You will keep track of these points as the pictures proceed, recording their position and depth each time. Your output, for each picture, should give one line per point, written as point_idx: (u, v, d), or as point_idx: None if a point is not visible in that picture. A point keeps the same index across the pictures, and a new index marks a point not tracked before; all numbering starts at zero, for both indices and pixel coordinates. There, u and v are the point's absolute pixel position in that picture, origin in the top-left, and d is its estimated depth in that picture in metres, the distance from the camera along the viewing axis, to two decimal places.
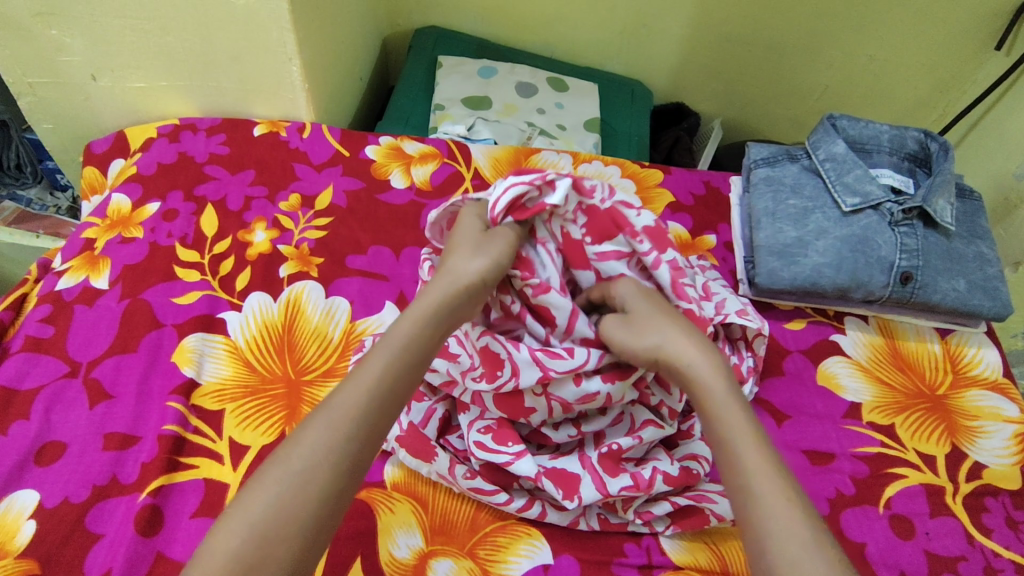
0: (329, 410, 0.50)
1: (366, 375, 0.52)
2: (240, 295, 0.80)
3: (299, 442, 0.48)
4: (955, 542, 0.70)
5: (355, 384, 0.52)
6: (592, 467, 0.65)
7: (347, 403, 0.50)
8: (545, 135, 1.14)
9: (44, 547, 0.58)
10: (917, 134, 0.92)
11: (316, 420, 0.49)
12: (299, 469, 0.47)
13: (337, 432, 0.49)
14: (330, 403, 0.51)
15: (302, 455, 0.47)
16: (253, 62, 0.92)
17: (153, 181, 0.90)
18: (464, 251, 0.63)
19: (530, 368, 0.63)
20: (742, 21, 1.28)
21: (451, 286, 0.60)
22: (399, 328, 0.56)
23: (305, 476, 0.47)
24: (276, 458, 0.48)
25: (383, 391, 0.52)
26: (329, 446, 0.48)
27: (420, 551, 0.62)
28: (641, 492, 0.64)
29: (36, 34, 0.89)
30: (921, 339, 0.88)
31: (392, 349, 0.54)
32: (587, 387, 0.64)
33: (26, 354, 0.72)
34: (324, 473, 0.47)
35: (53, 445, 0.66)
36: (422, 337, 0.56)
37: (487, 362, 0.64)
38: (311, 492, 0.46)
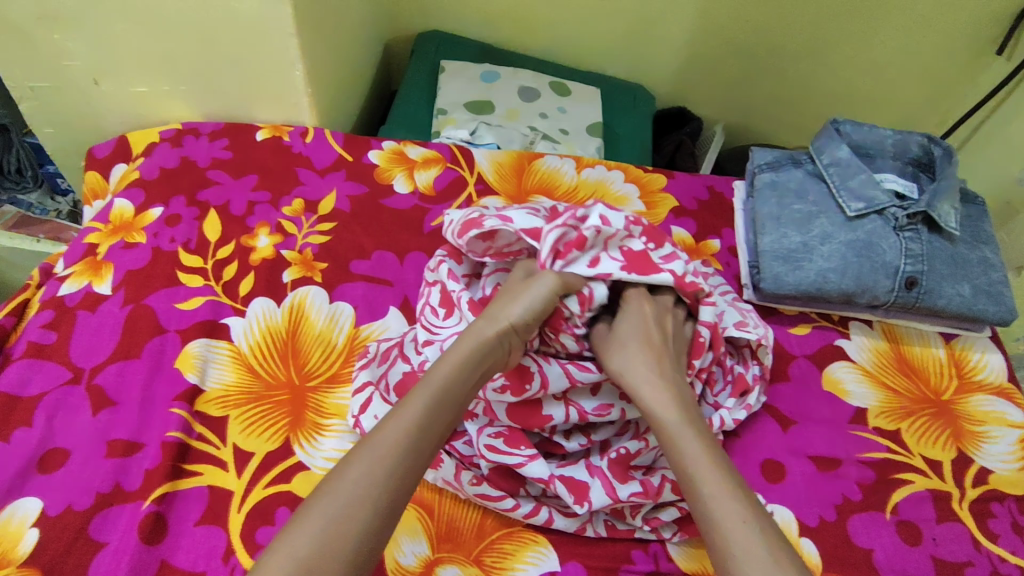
0: (371, 446, 0.50)
1: (407, 413, 0.53)
2: (244, 301, 0.80)
3: (341, 477, 0.49)
4: (962, 548, 0.69)
5: (397, 423, 0.52)
6: (603, 473, 0.65)
7: (388, 442, 0.51)
8: (548, 139, 1.14)
9: (46, 555, 0.58)
10: (922, 138, 0.91)
11: (359, 455, 0.50)
12: (343, 504, 0.47)
13: (377, 470, 0.49)
14: (373, 440, 0.51)
15: (346, 489, 0.48)
16: (255, 66, 0.92)
17: (156, 186, 0.90)
18: (503, 297, 0.64)
19: (559, 379, 0.65)
20: (744, 26, 1.28)
21: (488, 327, 0.60)
22: (439, 372, 0.56)
23: (348, 511, 0.47)
24: (320, 492, 0.48)
25: (425, 432, 0.52)
26: (373, 481, 0.49)
27: (426, 559, 0.61)
28: (650, 499, 0.64)
29: (37, 38, 0.89)
30: (925, 344, 0.88)
31: (430, 392, 0.55)
32: (603, 396, 0.68)
33: (29, 360, 0.72)
34: (367, 509, 0.47)
35: (56, 452, 0.65)
36: (463, 377, 0.57)
37: (512, 374, 0.64)
38: (352, 528, 0.46)
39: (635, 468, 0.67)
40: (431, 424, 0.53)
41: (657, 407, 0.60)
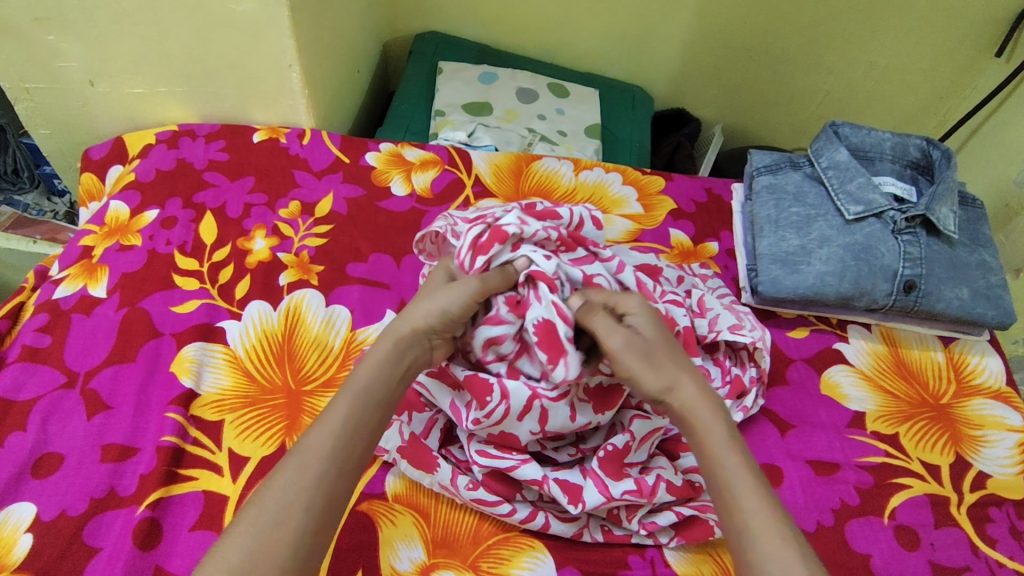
0: (299, 454, 0.50)
1: (333, 419, 0.52)
2: (240, 304, 0.79)
3: (271, 485, 0.48)
4: (960, 553, 0.69)
5: (322, 427, 0.52)
6: (594, 472, 0.64)
7: (315, 447, 0.51)
8: (546, 141, 1.13)
9: (41, 560, 0.58)
10: (920, 141, 0.92)
11: (287, 463, 0.50)
12: (274, 510, 0.47)
13: (310, 472, 0.49)
14: (301, 446, 0.51)
15: (274, 499, 0.47)
16: (252, 69, 0.92)
17: (152, 188, 0.89)
18: (424, 294, 0.63)
19: (519, 390, 0.62)
20: (744, 28, 1.28)
21: (401, 328, 0.59)
22: (362, 373, 0.56)
23: (278, 518, 0.47)
24: (250, 503, 0.48)
25: (352, 433, 0.52)
26: (302, 488, 0.48)
27: (422, 564, 0.61)
28: (645, 498, 0.63)
29: (33, 39, 0.89)
30: (924, 348, 0.88)
31: (355, 392, 0.54)
32: (580, 419, 0.65)
33: (23, 363, 0.71)
34: (299, 512, 0.47)
35: (50, 457, 0.65)
36: (386, 377, 0.56)
37: (475, 389, 0.62)
38: (285, 532, 0.46)
39: (631, 466, 0.67)
40: (359, 424, 0.53)
41: (707, 426, 0.57)
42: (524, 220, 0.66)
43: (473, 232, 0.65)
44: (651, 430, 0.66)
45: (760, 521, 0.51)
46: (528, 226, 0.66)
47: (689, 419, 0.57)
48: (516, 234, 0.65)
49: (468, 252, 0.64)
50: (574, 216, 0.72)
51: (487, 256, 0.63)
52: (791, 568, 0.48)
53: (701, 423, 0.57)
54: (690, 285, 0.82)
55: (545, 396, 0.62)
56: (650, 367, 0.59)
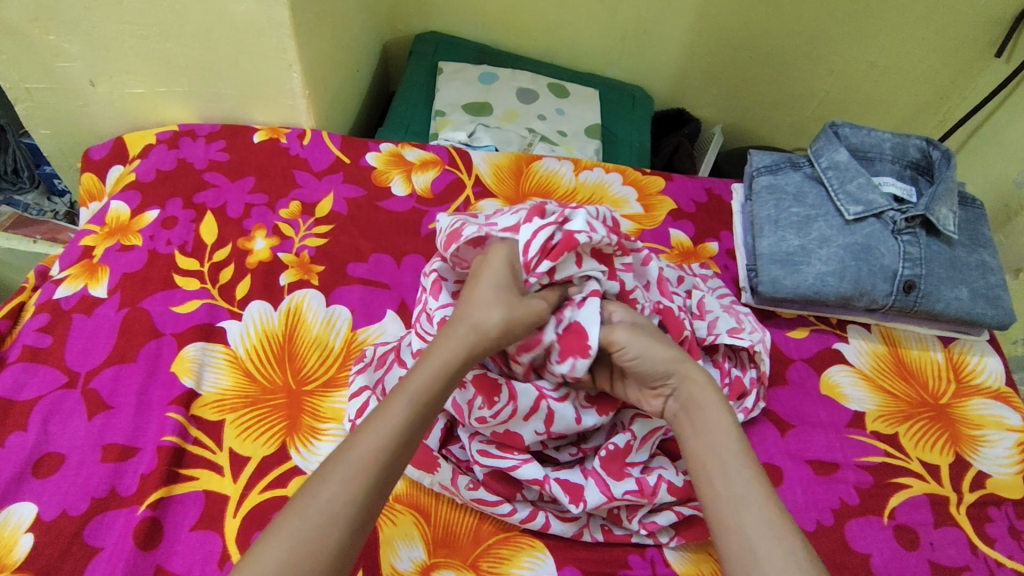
0: (347, 463, 0.49)
1: (386, 429, 0.52)
2: (240, 304, 0.79)
3: (316, 495, 0.47)
4: (959, 552, 0.69)
5: (377, 430, 0.51)
6: (596, 472, 0.65)
7: (363, 459, 0.50)
8: (546, 141, 1.14)
9: (42, 560, 0.58)
10: (919, 142, 0.92)
11: (334, 473, 0.49)
12: (316, 523, 0.46)
13: (357, 479, 0.49)
14: (350, 455, 0.50)
15: (318, 510, 0.47)
16: (252, 69, 0.92)
17: (152, 188, 0.89)
18: (488, 288, 0.61)
19: (526, 392, 0.64)
20: (743, 27, 1.28)
21: (468, 336, 0.58)
22: (423, 384, 0.55)
23: (321, 530, 0.46)
24: (292, 513, 0.46)
25: (402, 441, 0.52)
26: (348, 500, 0.48)
27: (422, 564, 0.61)
28: (646, 499, 0.64)
29: (34, 39, 0.89)
30: (923, 348, 0.88)
31: (412, 394, 0.54)
32: (586, 423, 0.66)
33: (24, 363, 0.71)
34: (341, 524, 0.47)
35: (51, 457, 0.65)
36: (441, 392, 0.55)
37: (482, 389, 0.63)
38: (327, 545, 0.46)
39: (633, 465, 0.66)
40: (410, 435, 0.52)
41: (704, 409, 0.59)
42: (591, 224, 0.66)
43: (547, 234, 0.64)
44: (651, 430, 0.67)
45: (757, 497, 0.52)
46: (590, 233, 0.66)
47: (698, 404, 0.60)
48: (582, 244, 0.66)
49: (536, 254, 0.63)
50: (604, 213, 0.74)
51: (554, 262, 0.63)
52: (781, 544, 0.49)
53: (707, 407, 0.59)
54: (691, 285, 0.81)
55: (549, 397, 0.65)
56: (655, 352, 0.62)
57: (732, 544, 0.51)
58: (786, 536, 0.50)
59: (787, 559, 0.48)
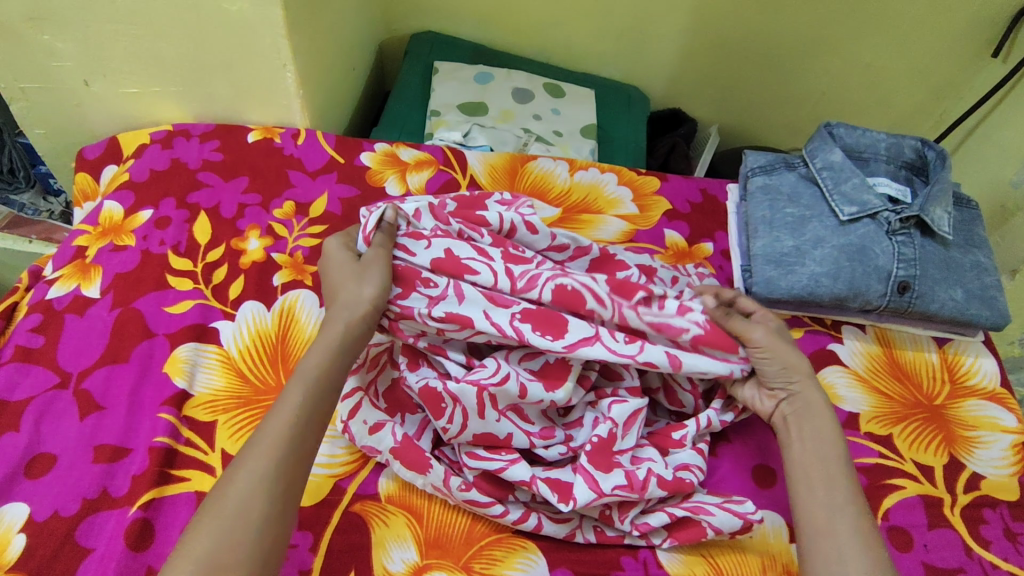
0: (256, 447, 0.52)
1: (286, 410, 0.54)
2: (234, 305, 0.79)
3: (233, 478, 0.50)
4: (954, 554, 0.69)
5: (278, 418, 0.54)
6: (584, 467, 0.64)
7: (269, 440, 0.52)
8: (541, 141, 1.13)
9: (33, 561, 0.58)
10: (914, 142, 0.92)
11: (245, 457, 0.51)
12: (236, 502, 0.49)
13: (266, 461, 0.51)
14: (256, 440, 0.52)
15: (235, 494, 0.49)
16: (247, 69, 0.92)
17: (147, 188, 0.89)
18: (352, 276, 0.64)
19: (465, 389, 0.63)
20: (741, 28, 1.28)
21: (349, 315, 0.61)
22: (312, 362, 0.58)
23: (241, 510, 0.48)
24: (212, 499, 0.49)
25: (303, 417, 0.54)
26: (262, 476, 0.50)
27: (415, 565, 0.61)
28: (635, 493, 0.63)
29: (28, 39, 0.89)
30: (918, 349, 0.88)
31: (304, 377, 0.57)
32: (532, 395, 0.65)
33: (16, 364, 0.71)
34: (262, 496, 0.49)
35: (43, 458, 0.65)
36: (333, 364, 0.58)
37: (428, 402, 0.64)
38: (251, 519, 0.48)
39: (621, 453, 0.66)
40: (312, 411, 0.55)
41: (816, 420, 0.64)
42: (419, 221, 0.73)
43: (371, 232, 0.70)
44: (631, 413, 0.67)
45: (853, 510, 0.57)
46: (419, 227, 0.73)
47: (808, 416, 0.65)
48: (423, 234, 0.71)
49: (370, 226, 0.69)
50: (505, 221, 0.73)
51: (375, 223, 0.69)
52: (869, 556, 0.54)
53: (820, 419, 0.64)
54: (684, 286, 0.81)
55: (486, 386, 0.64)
56: (790, 360, 0.67)
57: (823, 546, 0.55)
58: (876, 550, 0.55)
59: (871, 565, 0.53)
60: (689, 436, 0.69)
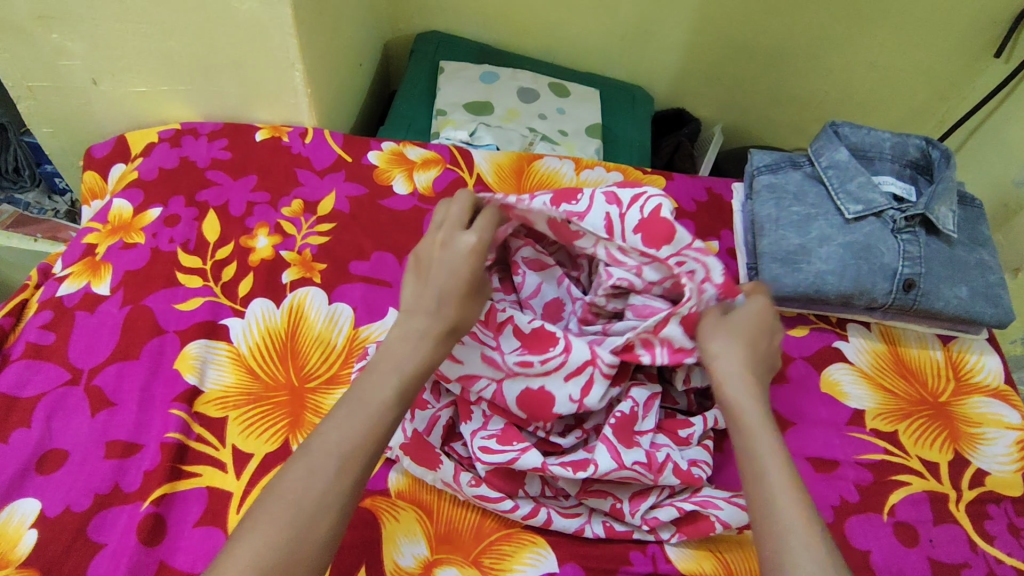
0: (312, 454, 0.49)
1: (354, 415, 0.51)
2: (243, 302, 0.80)
3: (284, 486, 0.47)
4: (959, 549, 0.70)
5: (336, 427, 0.51)
6: (607, 438, 0.64)
7: (324, 447, 0.49)
8: (547, 140, 1.14)
9: (46, 556, 0.58)
10: (919, 141, 0.93)
11: (297, 465, 0.48)
12: (289, 512, 0.46)
13: (324, 472, 0.48)
14: (311, 447, 0.50)
15: (291, 503, 0.47)
16: (255, 68, 0.92)
17: (155, 186, 0.90)
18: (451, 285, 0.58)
19: (581, 347, 0.63)
20: (744, 28, 1.29)
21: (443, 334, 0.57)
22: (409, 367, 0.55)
23: (299, 520, 0.46)
24: (264, 503, 0.47)
25: (376, 425, 0.51)
26: (321, 488, 0.48)
27: (425, 560, 0.61)
28: (652, 473, 0.63)
29: (36, 38, 0.89)
30: (923, 346, 0.89)
31: (393, 383, 0.53)
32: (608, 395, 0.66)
33: (27, 360, 0.71)
34: (318, 510, 0.47)
35: (54, 454, 0.65)
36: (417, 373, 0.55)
37: (538, 341, 0.65)
38: (316, 532, 0.46)
39: (640, 434, 0.66)
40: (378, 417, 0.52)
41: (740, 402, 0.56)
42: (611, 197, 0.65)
43: (646, 199, 0.64)
44: (650, 396, 0.68)
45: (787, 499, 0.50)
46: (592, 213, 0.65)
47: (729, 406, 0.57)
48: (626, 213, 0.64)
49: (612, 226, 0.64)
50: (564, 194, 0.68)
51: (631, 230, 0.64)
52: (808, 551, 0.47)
53: (742, 400, 0.56)
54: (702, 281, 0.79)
55: (600, 366, 0.63)
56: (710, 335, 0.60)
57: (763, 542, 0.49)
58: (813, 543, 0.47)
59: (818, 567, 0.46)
60: (696, 434, 0.69)
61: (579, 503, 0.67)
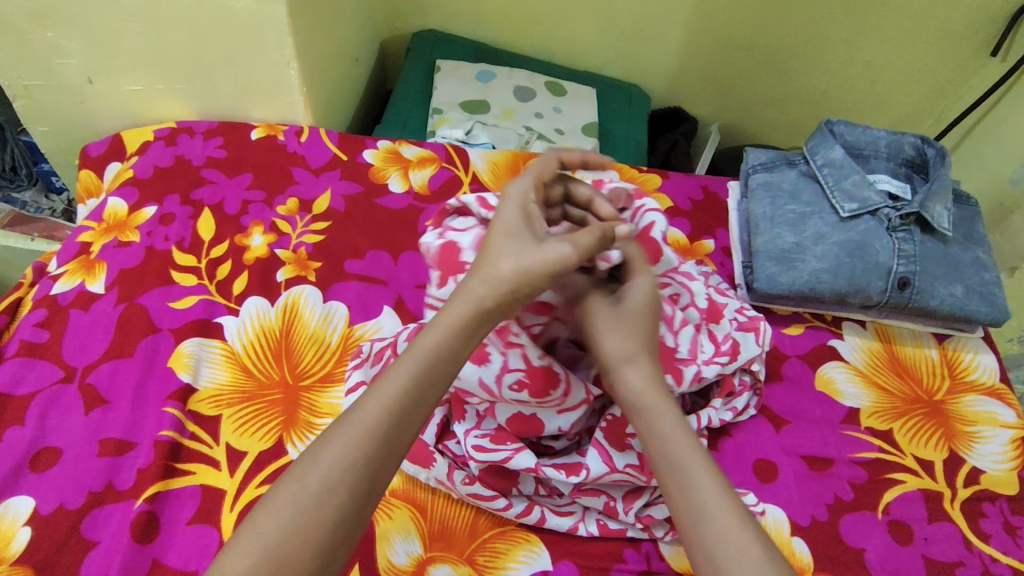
0: (349, 427, 0.48)
1: (390, 389, 0.50)
2: (238, 300, 0.80)
3: (318, 459, 0.47)
4: (953, 548, 0.70)
5: (375, 400, 0.49)
6: (598, 442, 0.65)
7: (366, 420, 0.48)
8: (543, 139, 1.14)
9: (39, 554, 0.58)
10: (914, 139, 0.93)
11: (335, 437, 0.48)
12: (314, 489, 0.45)
13: (355, 450, 0.47)
14: (352, 419, 0.49)
15: (317, 477, 0.46)
16: (250, 67, 0.92)
17: (150, 184, 0.90)
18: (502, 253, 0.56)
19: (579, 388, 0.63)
20: (742, 27, 1.29)
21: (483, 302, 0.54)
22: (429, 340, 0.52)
23: (319, 498, 0.45)
24: (293, 475, 0.46)
25: (405, 403, 0.50)
26: (347, 464, 0.47)
27: (418, 558, 0.61)
28: (644, 475, 0.64)
29: (32, 36, 0.89)
30: (918, 344, 0.89)
31: (419, 356, 0.52)
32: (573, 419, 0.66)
33: (21, 359, 0.71)
34: (341, 491, 0.46)
35: (48, 452, 0.65)
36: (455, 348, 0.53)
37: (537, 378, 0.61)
38: (326, 512, 0.45)
39: (635, 435, 0.65)
40: (416, 397, 0.50)
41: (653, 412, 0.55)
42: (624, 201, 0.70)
43: (642, 214, 0.69)
44: None
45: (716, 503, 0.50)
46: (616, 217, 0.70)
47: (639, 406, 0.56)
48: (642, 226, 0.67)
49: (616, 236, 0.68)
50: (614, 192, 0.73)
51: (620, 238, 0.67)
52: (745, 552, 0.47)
53: (652, 395, 0.56)
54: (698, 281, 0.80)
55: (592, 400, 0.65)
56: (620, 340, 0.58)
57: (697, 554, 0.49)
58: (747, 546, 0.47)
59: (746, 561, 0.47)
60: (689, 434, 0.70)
61: (573, 502, 0.67)
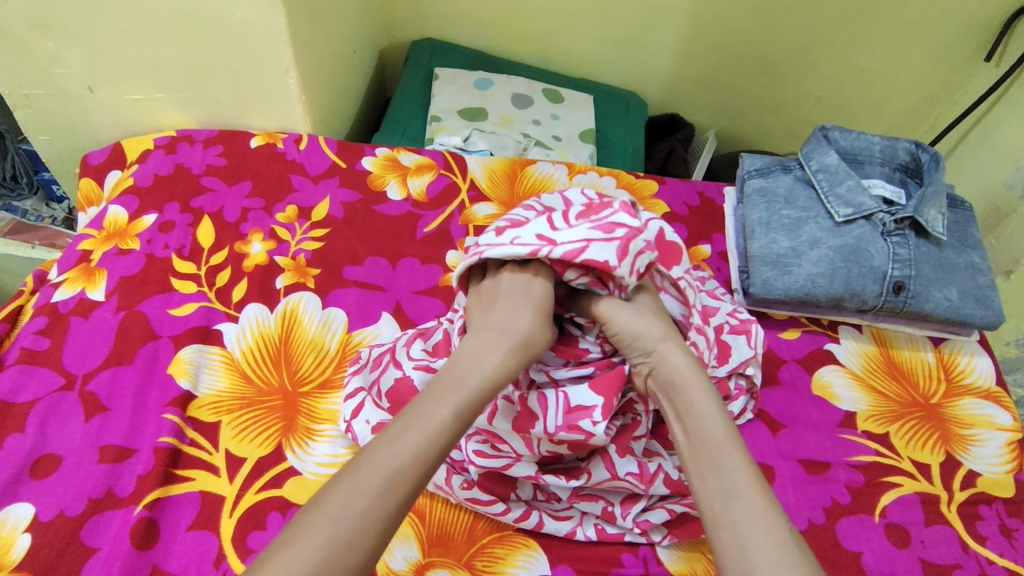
0: (376, 470, 0.48)
1: (421, 436, 0.50)
2: (236, 307, 0.80)
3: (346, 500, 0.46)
4: (950, 551, 0.70)
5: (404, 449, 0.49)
6: (604, 450, 0.66)
7: (395, 467, 0.48)
8: (540, 146, 1.15)
9: (39, 560, 0.58)
10: (908, 145, 0.93)
11: (362, 480, 0.47)
12: (347, 531, 0.45)
13: (386, 499, 0.47)
14: (378, 461, 0.48)
15: (349, 520, 0.45)
16: (250, 76, 0.93)
17: (150, 193, 0.90)
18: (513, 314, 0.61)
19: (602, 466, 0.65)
20: (737, 33, 1.30)
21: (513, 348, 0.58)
22: (471, 380, 0.55)
23: (350, 541, 0.45)
24: (318, 515, 0.45)
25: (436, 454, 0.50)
26: (375, 510, 0.46)
27: (417, 563, 0.61)
28: (644, 484, 0.65)
29: (33, 46, 0.90)
30: (914, 348, 0.89)
31: (458, 401, 0.54)
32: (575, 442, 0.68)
33: (21, 366, 0.72)
34: (367, 540, 0.45)
35: (48, 458, 0.65)
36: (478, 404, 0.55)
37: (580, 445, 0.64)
38: (353, 557, 0.44)
39: (637, 440, 0.67)
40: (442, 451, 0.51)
41: (690, 399, 0.57)
42: (608, 228, 0.64)
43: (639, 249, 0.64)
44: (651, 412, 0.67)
45: (746, 489, 0.50)
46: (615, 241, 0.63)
47: (678, 390, 0.58)
48: (605, 262, 0.61)
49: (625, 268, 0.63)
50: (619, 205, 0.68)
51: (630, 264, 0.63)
52: (770, 536, 0.47)
53: (688, 377, 0.59)
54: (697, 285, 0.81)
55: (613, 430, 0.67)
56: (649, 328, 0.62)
57: (722, 540, 0.48)
58: (776, 529, 0.48)
59: (780, 559, 0.46)
60: None
61: (571, 507, 0.68)
